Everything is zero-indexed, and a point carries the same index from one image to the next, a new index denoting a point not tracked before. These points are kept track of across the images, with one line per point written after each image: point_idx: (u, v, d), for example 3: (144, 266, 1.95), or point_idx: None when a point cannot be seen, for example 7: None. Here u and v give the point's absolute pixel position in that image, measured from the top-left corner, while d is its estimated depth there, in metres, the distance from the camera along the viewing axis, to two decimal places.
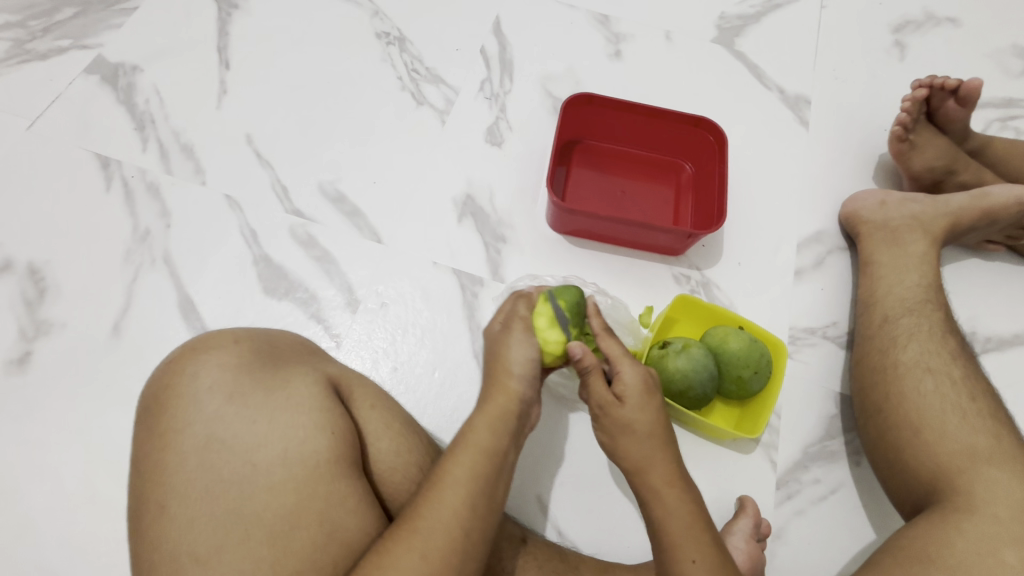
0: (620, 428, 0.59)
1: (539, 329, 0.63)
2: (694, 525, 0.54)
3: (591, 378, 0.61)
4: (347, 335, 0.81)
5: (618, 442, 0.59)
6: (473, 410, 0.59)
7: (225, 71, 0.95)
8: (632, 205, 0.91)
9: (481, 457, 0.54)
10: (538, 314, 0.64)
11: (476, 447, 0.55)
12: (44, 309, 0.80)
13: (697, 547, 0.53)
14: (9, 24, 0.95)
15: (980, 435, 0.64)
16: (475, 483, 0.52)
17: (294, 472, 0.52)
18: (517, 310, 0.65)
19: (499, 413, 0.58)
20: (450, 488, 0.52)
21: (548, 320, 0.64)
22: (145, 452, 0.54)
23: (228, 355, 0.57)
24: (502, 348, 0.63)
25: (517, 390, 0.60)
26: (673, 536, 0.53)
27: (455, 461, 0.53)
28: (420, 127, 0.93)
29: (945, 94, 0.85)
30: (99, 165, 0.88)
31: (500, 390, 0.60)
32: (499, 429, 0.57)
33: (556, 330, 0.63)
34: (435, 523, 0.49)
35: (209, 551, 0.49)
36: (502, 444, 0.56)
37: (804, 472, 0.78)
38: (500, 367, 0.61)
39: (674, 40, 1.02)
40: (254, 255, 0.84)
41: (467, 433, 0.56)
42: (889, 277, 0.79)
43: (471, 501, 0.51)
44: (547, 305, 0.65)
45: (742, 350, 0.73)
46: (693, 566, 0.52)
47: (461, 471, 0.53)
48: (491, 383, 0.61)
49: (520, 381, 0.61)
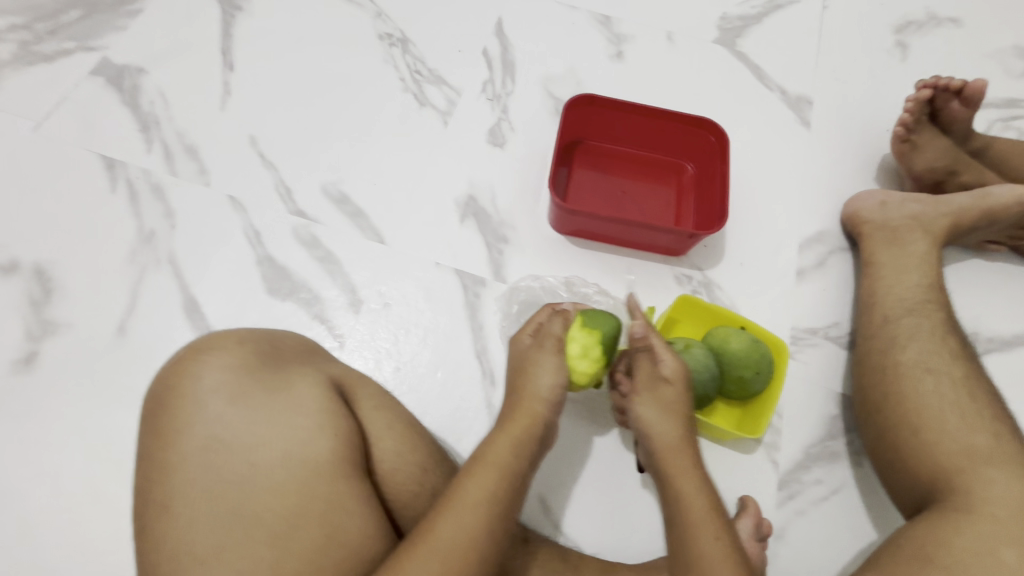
0: (660, 405, 0.60)
1: (572, 356, 0.67)
2: (712, 510, 0.54)
3: (640, 357, 0.64)
4: (350, 335, 0.82)
5: (653, 421, 0.60)
6: (495, 429, 0.59)
7: (229, 73, 0.96)
8: (634, 206, 0.91)
9: (499, 476, 0.55)
10: (572, 341, 0.67)
11: (493, 462, 0.55)
12: (50, 309, 0.80)
13: (718, 527, 0.53)
14: (15, 26, 0.96)
15: (979, 435, 0.64)
16: (491, 502, 0.53)
17: (296, 473, 0.52)
18: (552, 327, 0.67)
19: (521, 434, 0.59)
20: (464, 501, 0.52)
21: (582, 348, 0.67)
22: (148, 451, 0.54)
23: (232, 356, 0.58)
24: (532, 371, 0.64)
25: (540, 413, 0.61)
26: (694, 517, 0.54)
27: (471, 478, 0.54)
28: (422, 128, 0.94)
29: (949, 95, 0.84)
30: (104, 167, 0.88)
31: (524, 413, 0.60)
32: (520, 452, 0.57)
33: (586, 361, 0.67)
34: (450, 537, 0.50)
35: (212, 551, 0.49)
36: (524, 467, 0.57)
37: (805, 472, 0.78)
38: (528, 392, 0.62)
39: (676, 41, 1.03)
40: (257, 255, 0.85)
41: (485, 449, 0.57)
42: (889, 277, 0.79)
43: (486, 523, 0.51)
44: (583, 333, 0.67)
45: (743, 350, 0.73)
46: (717, 543, 0.52)
47: (476, 487, 0.53)
48: (513, 404, 0.62)
49: (546, 405, 0.62)
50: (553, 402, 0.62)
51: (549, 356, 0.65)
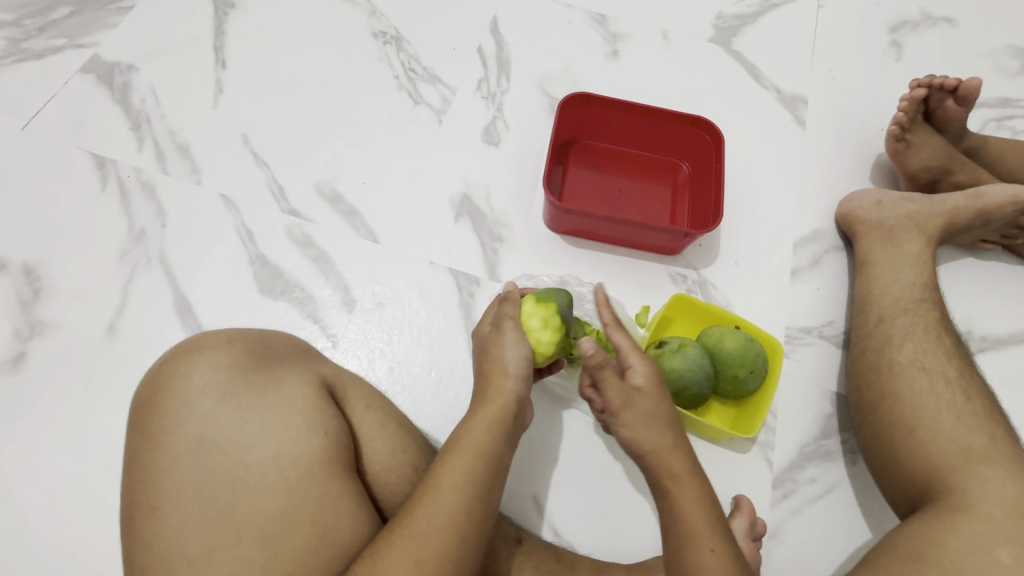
0: (644, 417, 0.58)
1: (532, 330, 0.65)
2: (707, 517, 0.53)
3: (605, 377, 0.59)
4: (343, 335, 0.81)
5: (641, 434, 0.58)
6: (471, 411, 0.59)
7: (221, 71, 0.95)
8: (629, 205, 0.91)
9: (477, 459, 0.54)
10: (529, 315, 0.66)
11: (476, 450, 0.55)
12: (40, 309, 0.79)
13: (714, 536, 0.52)
14: (5, 23, 0.95)
15: (975, 435, 0.64)
16: (470, 485, 0.53)
17: (286, 473, 0.52)
18: (505, 311, 0.66)
19: (497, 414, 0.58)
20: (441, 486, 0.52)
21: (540, 320, 0.65)
22: (137, 452, 0.54)
23: (221, 356, 0.57)
24: (496, 350, 0.63)
25: (512, 387, 0.60)
26: (689, 526, 0.53)
27: (448, 462, 0.54)
28: (417, 126, 0.93)
29: (943, 94, 0.85)
30: (95, 165, 0.88)
31: (496, 392, 0.60)
32: (497, 432, 0.57)
33: (548, 331, 0.65)
34: (431, 527, 0.49)
35: (201, 553, 0.49)
36: (500, 445, 0.57)
37: (799, 472, 0.78)
38: (495, 369, 0.62)
39: (671, 40, 1.02)
40: (250, 254, 0.84)
41: (462, 432, 0.57)
42: (884, 276, 0.79)
43: (466, 506, 0.51)
44: (538, 306, 0.66)
45: (738, 350, 0.73)
46: (711, 557, 0.51)
47: (455, 470, 0.53)
48: (485, 383, 0.61)
49: (517, 380, 0.61)
50: (523, 379, 0.62)
51: (514, 334, 0.63)
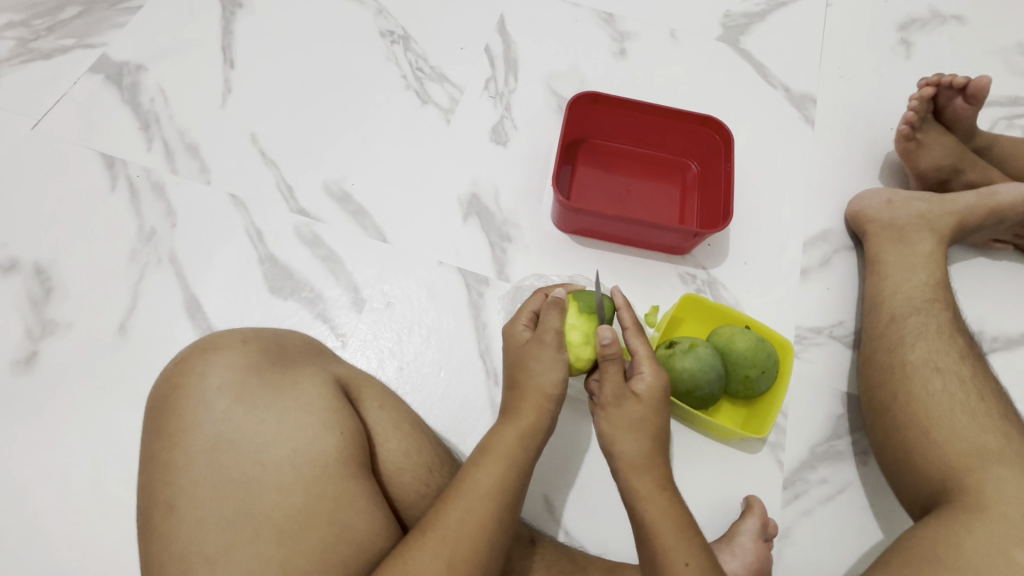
0: (627, 423, 0.59)
1: (572, 344, 0.65)
2: (682, 532, 0.53)
3: (608, 368, 0.61)
4: (353, 335, 0.81)
5: (618, 437, 0.59)
6: (500, 422, 0.59)
7: (230, 71, 0.95)
8: (638, 205, 0.91)
9: (507, 466, 0.55)
10: (573, 329, 0.65)
11: (503, 458, 0.55)
12: (51, 309, 0.79)
13: (688, 550, 0.52)
14: (13, 24, 0.95)
15: (990, 435, 0.64)
16: (498, 492, 0.53)
17: (303, 472, 0.52)
18: (550, 322, 0.63)
19: (530, 429, 0.58)
20: (473, 489, 0.52)
21: (582, 335, 0.65)
22: (154, 451, 0.54)
23: (236, 356, 0.57)
24: (530, 366, 0.62)
25: (549, 409, 0.60)
26: (664, 540, 0.53)
27: (477, 469, 0.54)
28: (424, 126, 0.93)
29: (953, 92, 0.85)
30: (104, 165, 0.88)
31: (532, 406, 0.60)
32: (527, 445, 0.57)
33: (588, 347, 0.65)
34: (459, 533, 0.49)
35: (219, 552, 0.49)
36: (529, 461, 0.57)
37: (810, 472, 0.78)
38: (531, 390, 0.60)
39: (679, 39, 1.02)
40: (260, 254, 0.84)
41: (492, 440, 0.57)
42: (895, 276, 0.79)
43: (494, 512, 0.51)
44: (582, 320, 0.66)
45: (749, 350, 0.73)
46: (685, 570, 0.51)
47: (486, 475, 0.53)
48: (517, 397, 0.61)
49: (551, 399, 0.61)
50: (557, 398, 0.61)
51: (550, 351, 0.62)
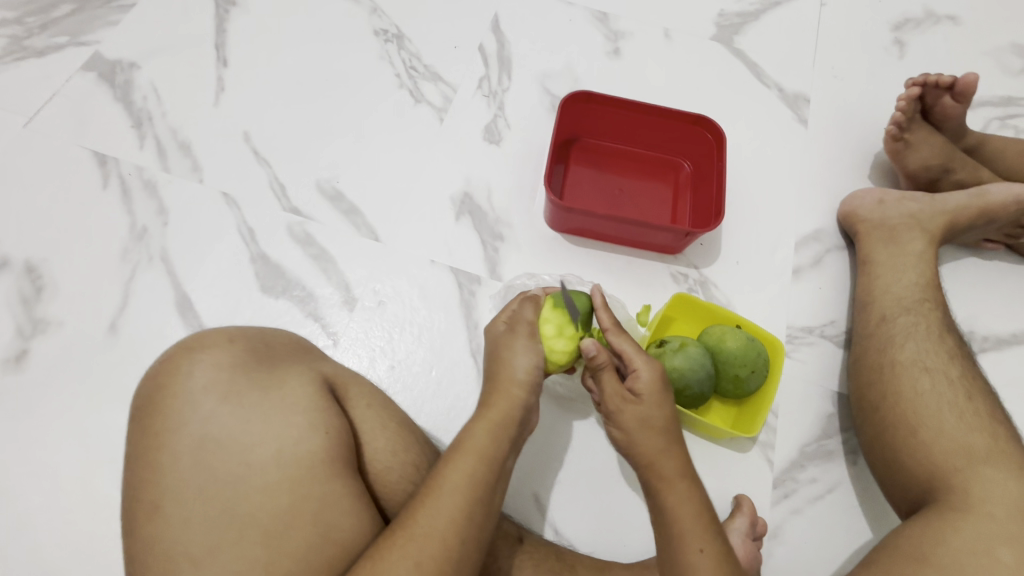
0: (637, 424, 0.58)
1: (546, 337, 0.65)
2: (698, 516, 0.54)
3: (603, 376, 0.61)
4: (344, 334, 0.81)
5: (636, 438, 0.58)
6: (473, 415, 0.59)
7: (223, 69, 0.95)
8: (630, 204, 0.91)
9: (478, 464, 0.54)
10: (545, 322, 0.66)
11: (476, 452, 0.55)
12: (42, 307, 0.80)
13: (703, 536, 0.53)
14: (6, 21, 0.95)
15: (978, 435, 0.64)
16: (471, 488, 0.53)
17: (288, 472, 0.52)
18: (523, 313, 0.67)
19: (499, 420, 0.58)
20: (444, 490, 0.52)
21: (555, 328, 0.66)
22: (140, 450, 0.54)
23: (223, 356, 0.57)
24: (507, 355, 0.64)
25: (520, 397, 0.61)
26: (680, 527, 0.53)
27: (451, 465, 0.54)
28: (417, 125, 0.93)
29: (939, 92, 0.85)
30: (96, 163, 0.88)
31: (502, 396, 0.60)
32: (499, 440, 0.57)
33: (563, 339, 0.65)
34: (432, 531, 0.49)
35: (204, 552, 0.49)
36: (502, 456, 0.56)
37: (800, 471, 0.78)
38: (504, 376, 0.62)
39: (673, 39, 1.02)
40: (251, 253, 0.84)
41: (464, 437, 0.56)
42: (886, 276, 0.79)
43: (467, 509, 0.51)
44: (556, 313, 0.66)
45: (739, 349, 0.73)
46: (701, 556, 0.52)
47: (456, 475, 0.53)
48: (491, 388, 0.62)
49: (523, 388, 0.61)
50: (531, 386, 0.62)
51: (522, 339, 0.65)
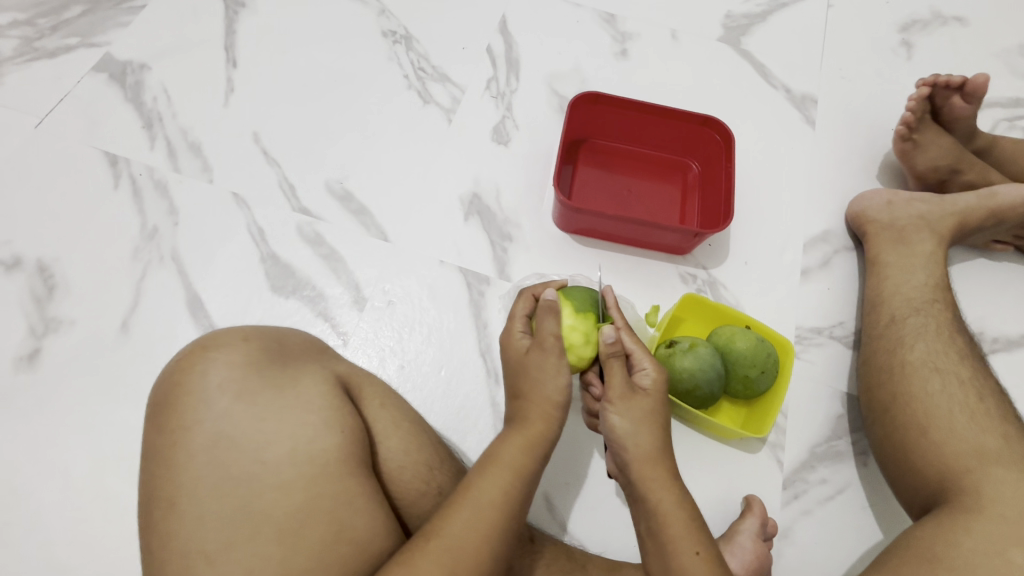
0: (642, 416, 0.59)
1: (573, 345, 0.66)
2: (692, 522, 0.54)
3: (613, 366, 0.62)
4: (354, 333, 0.81)
5: (636, 432, 0.58)
6: (508, 430, 0.59)
7: (232, 70, 0.96)
8: (638, 205, 0.91)
9: (513, 478, 0.54)
10: (572, 330, 0.66)
11: (509, 464, 0.55)
12: (54, 307, 0.80)
13: (700, 540, 0.53)
14: (17, 22, 0.95)
15: (989, 436, 0.64)
16: (505, 500, 0.53)
17: (303, 470, 0.52)
18: (548, 326, 0.63)
19: (537, 438, 0.58)
20: (477, 499, 0.52)
21: (582, 335, 0.66)
22: (155, 447, 0.54)
23: (237, 354, 0.57)
24: (538, 377, 0.61)
25: (557, 417, 0.60)
26: (672, 531, 0.53)
27: (484, 477, 0.54)
28: (426, 126, 0.94)
29: (949, 92, 0.85)
30: (107, 163, 0.88)
31: (539, 415, 0.60)
32: (533, 454, 0.57)
33: (589, 346, 0.66)
34: (461, 540, 0.49)
35: (219, 549, 0.49)
36: (536, 469, 0.57)
37: (810, 472, 0.78)
38: (537, 397, 0.61)
39: (681, 40, 1.02)
40: (261, 253, 0.84)
41: (499, 449, 0.57)
42: (895, 277, 0.79)
43: (500, 522, 0.51)
44: (581, 320, 0.66)
45: (749, 350, 0.73)
46: (697, 559, 0.52)
47: (488, 486, 0.53)
48: (525, 407, 0.61)
49: (560, 408, 0.61)
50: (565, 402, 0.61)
51: (552, 359, 0.62)
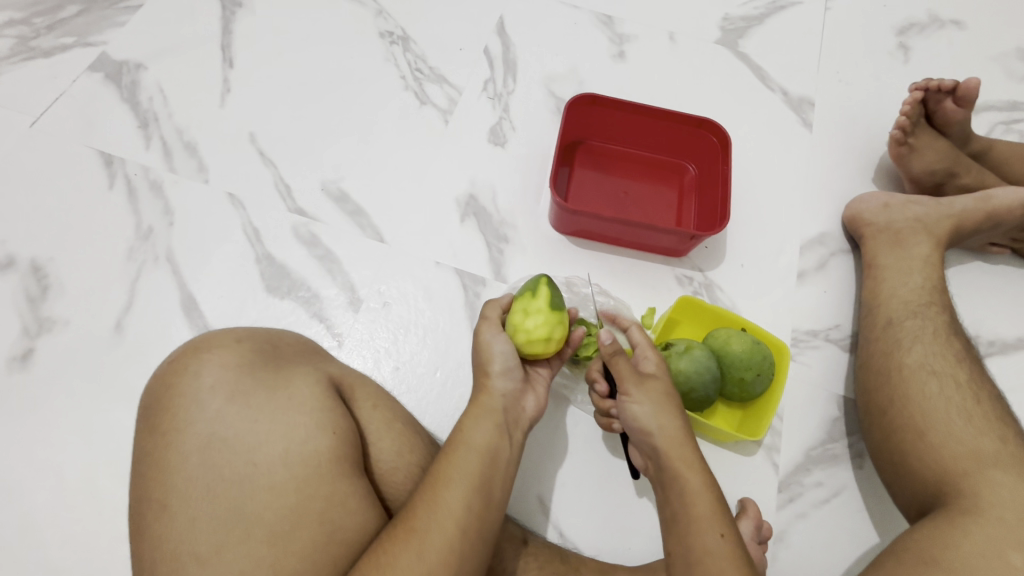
0: (657, 400, 0.59)
1: (517, 323, 0.65)
2: (715, 504, 0.53)
3: (618, 362, 0.62)
4: (349, 335, 0.81)
5: (656, 415, 0.58)
6: (466, 407, 0.60)
7: (229, 70, 0.95)
8: (635, 207, 0.91)
9: (477, 459, 0.54)
10: (511, 313, 0.66)
11: (472, 444, 0.55)
12: (47, 307, 0.80)
13: (721, 521, 0.52)
14: (13, 21, 0.95)
15: (987, 439, 0.64)
16: (473, 487, 0.52)
17: (295, 472, 0.52)
18: (487, 314, 0.67)
19: (486, 411, 0.59)
20: (452, 489, 0.52)
21: (522, 312, 0.66)
22: (147, 450, 0.54)
23: (229, 355, 0.57)
24: (480, 351, 0.65)
25: (497, 382, 0.62)
26: (697, 512, 0.52)
27: (450, 461, 0.54)
28: (423, 126, 0.93)
29: (942, 96, 0.85)
30: (102, 163, 0.88)
31: (484, 389, 0.62)
32: (494, 433, 0.57)
33: (532, 317, 0.65)
34: (438, 530, 0.49)
35: (210, 551, 0.49)
36: (500, 445, 0.57)
37: (806, 475, 0.78)
38: (482, 369, 0.63)
39: (678, 42, 1.02)
40: (257, 253, 0.84)
41: (460, 432, 0.57)
42: (891, 279, 0.79)
43: (469, 502, 0.51)
44: (518, 301, 0.67)
45: (745, 352, 0.73)
46: (722, 540, 0.51)
47: (458, 470, 0.53)
48: (476, 385, 0.63)
49: (504, 377, 0.63)
50: (512, 377, 0.63)
51: (494, 325, 0.66)
